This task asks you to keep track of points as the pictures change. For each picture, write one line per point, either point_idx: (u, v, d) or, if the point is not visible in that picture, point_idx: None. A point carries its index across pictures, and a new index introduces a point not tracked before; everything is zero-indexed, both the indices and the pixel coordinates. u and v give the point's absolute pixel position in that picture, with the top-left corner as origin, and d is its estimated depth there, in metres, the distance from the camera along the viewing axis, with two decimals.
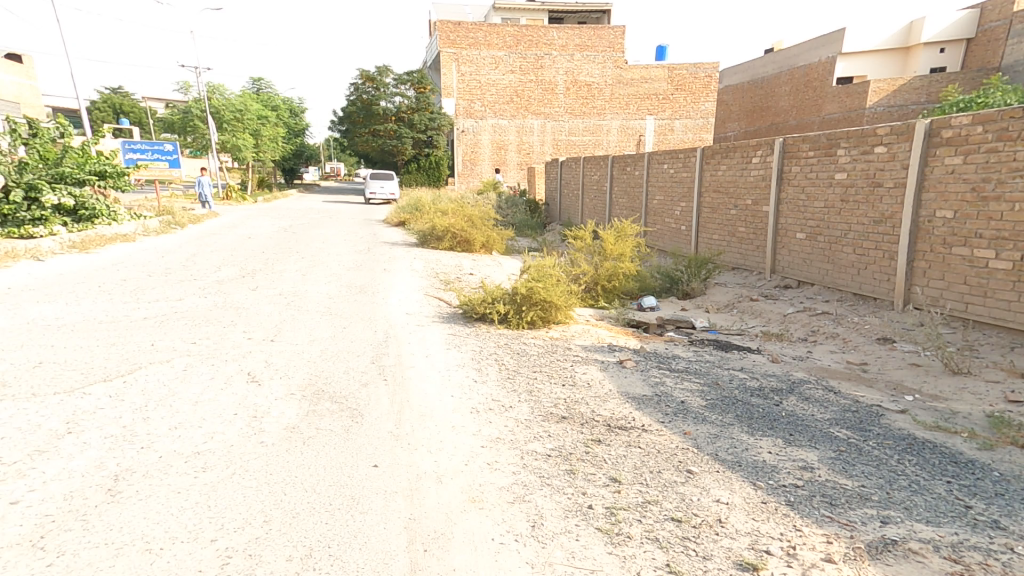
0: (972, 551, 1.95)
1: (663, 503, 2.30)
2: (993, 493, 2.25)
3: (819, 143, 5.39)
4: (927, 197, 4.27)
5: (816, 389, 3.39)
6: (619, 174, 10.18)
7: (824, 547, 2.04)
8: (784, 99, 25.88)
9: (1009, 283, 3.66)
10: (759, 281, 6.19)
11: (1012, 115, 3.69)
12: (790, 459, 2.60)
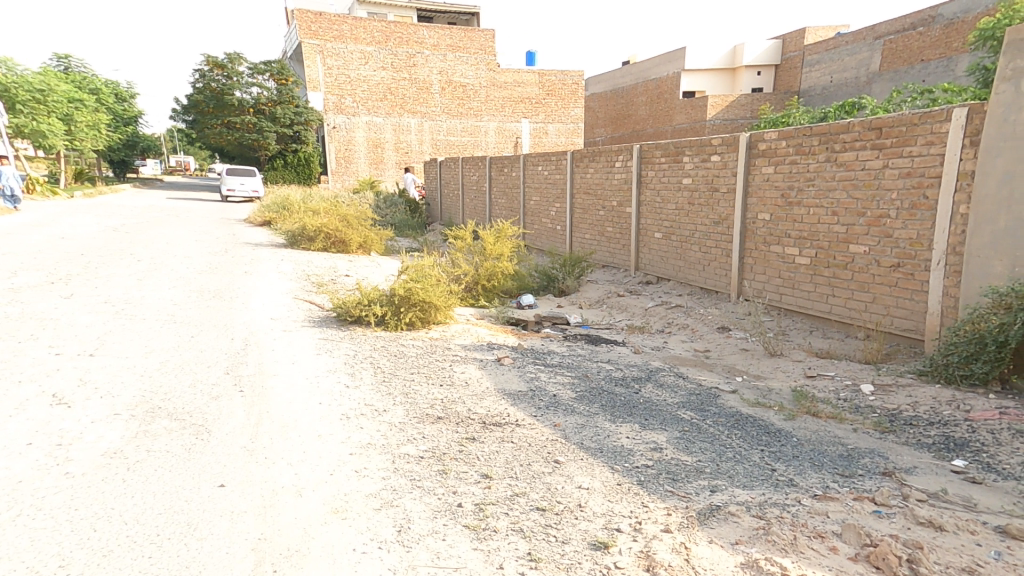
0: (773, 507, 2.35)
1: (530, 495, 2.39)
2: (792, 456, 2.73)
3: (668, 150, 5.97)
4: (751, 202, 4.96)
5: (669, 375, 3.75)
6: (497, 175, 10.50)
7: (664, 519, 2.26)
8: (643, 108, 28.88)
9: (809, 276, 4.43)
10: (625, 278, 6.67)
11: (804, 133, 4.41)
12: (644, 442, 2.86)
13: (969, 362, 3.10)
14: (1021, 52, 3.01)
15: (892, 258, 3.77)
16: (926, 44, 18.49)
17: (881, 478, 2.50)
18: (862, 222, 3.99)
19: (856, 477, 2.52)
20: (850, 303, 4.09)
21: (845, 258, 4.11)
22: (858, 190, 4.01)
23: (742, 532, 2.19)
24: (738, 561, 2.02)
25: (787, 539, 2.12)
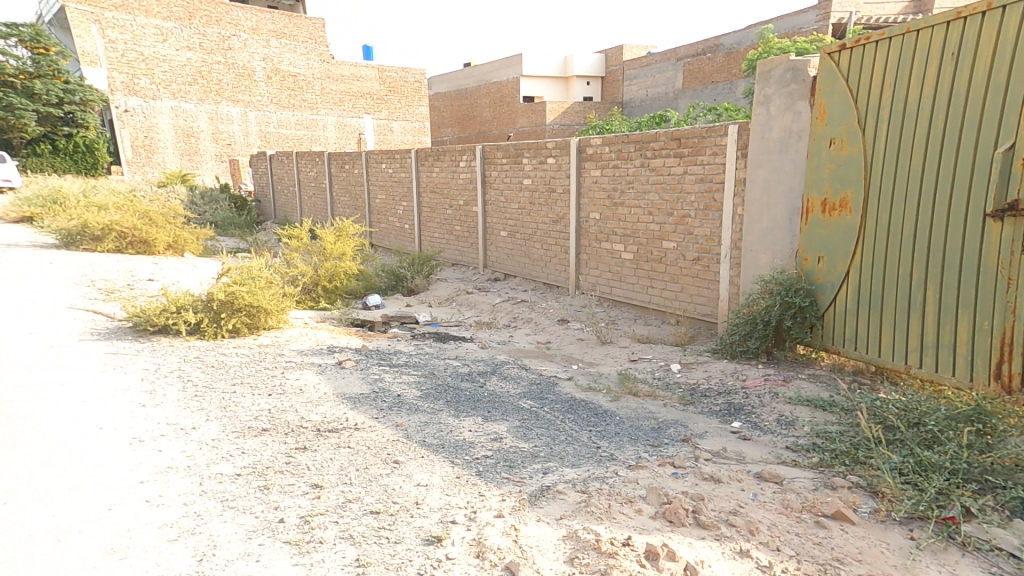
0: (595, 481, 2.60)
1: (364, 499, 2.31)
2: (614, 433, 3.08)
3: (509, 152, 6.30)
4: (584, 202, 5.47)
5: (513, 368, 3.98)
6: (337, 172, 10.40)
7: (498, 505, 2.36)
8: (489, 112, 30.84)
9: (632, 270, 5.06)
10: (474, 275, 6.99)
11: (620, 141, 5.02)
12: (485, 434, 2.97)
13: (746, 339, 3.82)
14: (766, 82, 3.72)
15: (694, 253, 4.49)
16: (715, 66, 22.46)
17: (680, 444, 2.98)
18: (670, 221, 4.65)
19: (662, 445, 2.96)
20: (664, 293, 4.79)
21: (660, 253, 4.77)
22: (666, 193, 4.65)
23: (566, 507, 2.38)
24: (561, 534, 2.19)
25: (603, 508, 2.36)
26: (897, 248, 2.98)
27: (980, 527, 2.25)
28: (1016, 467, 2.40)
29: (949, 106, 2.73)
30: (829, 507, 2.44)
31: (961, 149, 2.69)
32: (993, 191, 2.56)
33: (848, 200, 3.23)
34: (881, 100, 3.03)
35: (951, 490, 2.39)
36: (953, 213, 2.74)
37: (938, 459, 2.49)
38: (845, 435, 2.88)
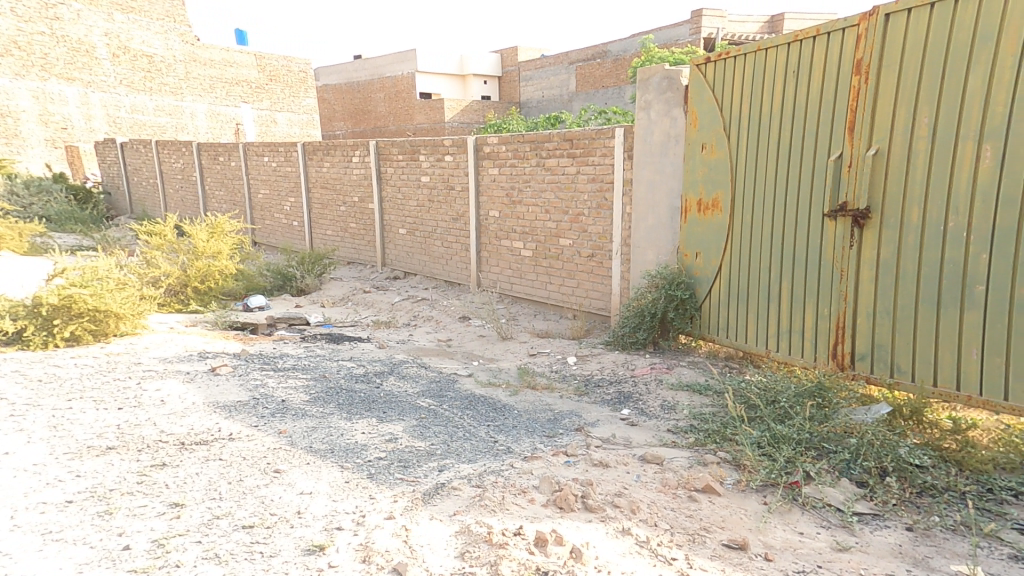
0: (490, 475, 2.66)
1: (235, 514, 2.16)
2: (512, 427, 3.19)
3: (406, 148, 6.53)
4: (483, 200, 5.79)
5: (412, 366, 4.00)
6: (211, 165, 10.18)
7: (389, 507, 2.32)
8: (381, 104, 29.76)
9: (532, 267, 5.48)
10: (373, 274, 7.26)
11: (509, 141, 5.42)
12: (380, 435, 2.92)
13: (635, 331, 4.25)
14: (645, 89, 4.20)
15: (589, 249, 4.94)
16: (604, 73, 24.81)
17: (574, 434, 3.17)
18: (566, 220, 5.07)
19: (557, 436, 3.13)
20: (562, 289, 5.24)
21: (556, 250, 5.18)
22: (562, 192, 5.05)
23: (460, 503, 2.41)
24: (453, 530, 2.21)
25: (497, 500, 2.43)
26: (758, 239, 3.64)
27: (817, 487, 2.80)
28: (843, 433, 2.98)
29: (790, 121, 3.38)
30: (703, 482, 2.85)
31: (802, 159, 3.34)
32: (827, 195, 3.22)
33: (719, 199, 3.81)
34: (739, 118, 3.67)
35: (797, 458, 2.92)
36: (798, 212, 3.39)
37: (788, 432, 3.01)
38: (717, 416, 3.30)
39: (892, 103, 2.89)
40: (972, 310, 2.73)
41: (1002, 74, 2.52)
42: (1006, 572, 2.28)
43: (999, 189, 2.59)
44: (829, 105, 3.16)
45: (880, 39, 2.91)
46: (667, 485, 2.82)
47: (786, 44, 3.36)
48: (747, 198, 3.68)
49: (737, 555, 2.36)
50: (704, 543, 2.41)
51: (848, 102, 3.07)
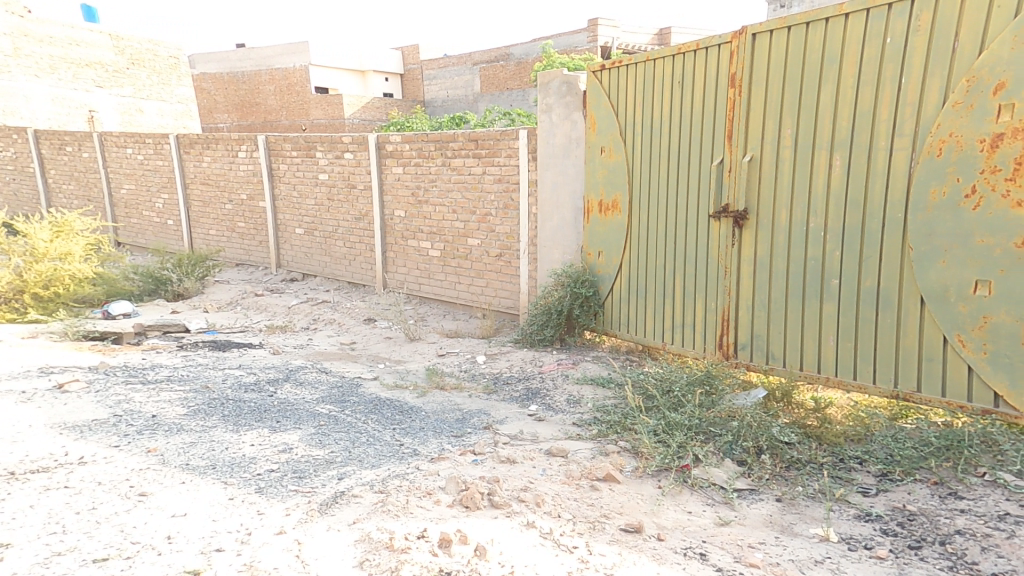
0: (394, 480, 2.61)
1: (86, 547, 1.93)
2: (420, 430, 3.17)
3: (301, 145, 6.60)
4: (387, 199, 5.94)
5: (311, 372, 3.95)
6: (53, 156, 9.46)
7: (280, 521, 2.20)
8: (273, 99, 26.19)
9: (442, 267, 5.66)
10: (266, 276, 7.28)
11: (404, 141, 5.69)
12: (272, 446, 2.78)
13: (543, 328, 4.50)
14: (546, 93, 4.50)
15: (497, 249, 5.19)
16: (507, 75, 24.04)
17: (482, 432, 3.22)
18: (474, 220, 5.30)
19: (465, 435, 3.15)
20: (471, 288, 5.46)
21: (465, 250, 5.38)
22: (470, 192, 5.26)
23: (360, 510, 2.34)
24: (352, 539, 2.14)
25: (400, 505, 2.40)
26: (653, 238, 3.95)
27: (703, 468, 3.04)
28: (727, 417, 3.28)
29: (679, 128, 3.72)
30: (603, 471, 2.98)
31: (689, 164, 3.69)
32: (712, 197, 3.56)
33: (617, 200, 4.14)
34: (634, 124, 3.99)
35: (688, 442, 3.15)
36: (688, 213, 3.72)
37: (679, 418, 3.25)
38: (618, 407, 3.53)
39: (762, 115, 3.31)
40: (829, 302, 3.21)
41: (845, 95, 3.04)
42: (850, 529, 2.62)
43: (846, 192, 3.11)
44: (710, 115, 3.53)
45: (749, 57, 3.32)
46: (571, 476, 2.93)
47: (670, 57, 3.71)
48: (644, 200, 3.99)
49: (633, 538, 2.50)
50: (603, 530, 2.52)
51: (726, 112, 3.45)
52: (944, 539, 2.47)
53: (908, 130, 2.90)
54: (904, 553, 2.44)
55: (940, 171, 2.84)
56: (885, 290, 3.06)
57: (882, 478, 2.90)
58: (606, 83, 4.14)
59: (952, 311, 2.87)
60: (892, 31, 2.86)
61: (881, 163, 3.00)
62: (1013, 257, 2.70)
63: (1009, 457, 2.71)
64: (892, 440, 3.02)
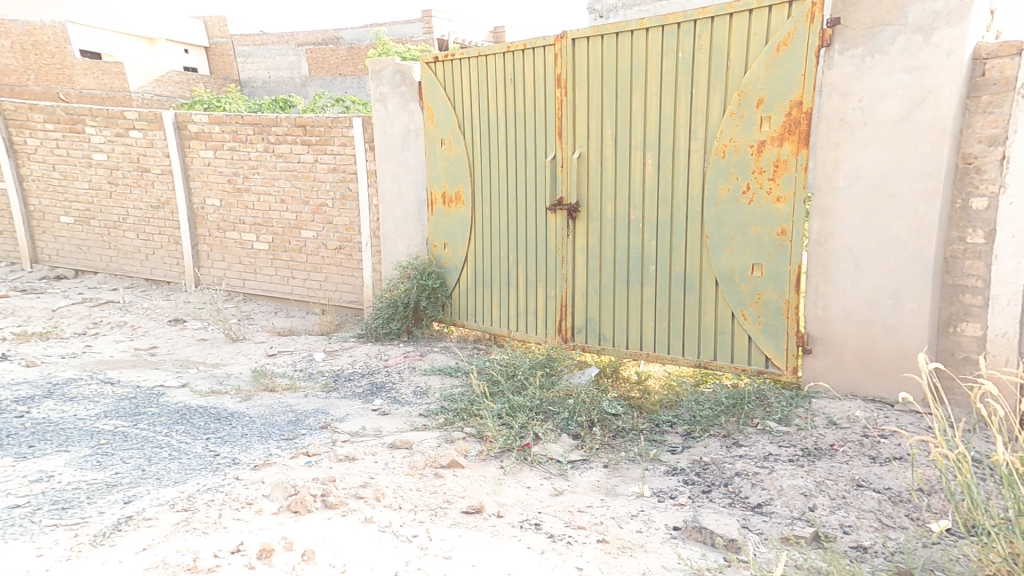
0: (204, 495, 2.38)
1: None
2: (242, 438, 2.95)
3: (63, 117, 6.08)
4: (197, 185, 5.69)
5: (88, 386, 3.55)
6: None
7: (34, 565, 1.87)
8: None
9: (271, 261, 5.52)
10: (14, 274, 6.49)
11: (186, 119, 5.57)
12: (22, 477, 2.41)
13: (389, 322, 4.51)
14: (379, 80, 4.47)
15: (336, 241, 5.09)
16: None
17: (318, 432, 3.13)
18: (307, 210, 5.17)
19: (298, 437, 3.01)
20: (307, 283, 5.35)
21: (299, 242, 5.28)
22: (300, 180, 5.14)
23: (153, 534, 2.09)
24: (143, 568, 1.90)
25: (209, 521, 2.21)
26: (497, 229, 4.12)
27: (542, 445, 3.25)
28: (565, 395, 3.53)
29: (515, 124, 3.90)
30: (447, 457, 3.04)
31: (526, 159, 3.89)
32: (548, 191, 3.79)
33: (460, 192, 4.25)
34: (475, 118, 4.10)
35: (529, 422, 3.35)
36: (529, 206, 3.93)
37: (522, 400, 3.45)
38: (465, 395, 3.63)
39: (586, 115, 3.60)
40: (646, 286, 3.64)
41: (652, 100, 3.43)
42: (660, 483, 3.00)
43: (658, 187, 3.52)
44: (542, 112, 3.76)
45: (571, 59, 3.59)
46: (414, 467, 2.94)
47: (501, 54, 3.87)
48: (488, 193, 4.13)
49: (474, 519, 2.57)
50: (443, 516, 2.55)
51: (556, 110, 3.69)
52: (727, 481, 2.95)
53: (701, 134, 3.38)
54: (698, 498, 2.86)
55: (725, 171, 3.38)
56: (689, 273, 3.53)
57: (687, 436, 3.36)
58: (441, 75, 4.20)
59: (738, 291, 3.43)
60: (682, 46, 3.30)
61: (683, 163, 3.45)
62: (776, 243, 3.33)
63: (773, 408, 3.33)
64: (695, 404, 3.50)
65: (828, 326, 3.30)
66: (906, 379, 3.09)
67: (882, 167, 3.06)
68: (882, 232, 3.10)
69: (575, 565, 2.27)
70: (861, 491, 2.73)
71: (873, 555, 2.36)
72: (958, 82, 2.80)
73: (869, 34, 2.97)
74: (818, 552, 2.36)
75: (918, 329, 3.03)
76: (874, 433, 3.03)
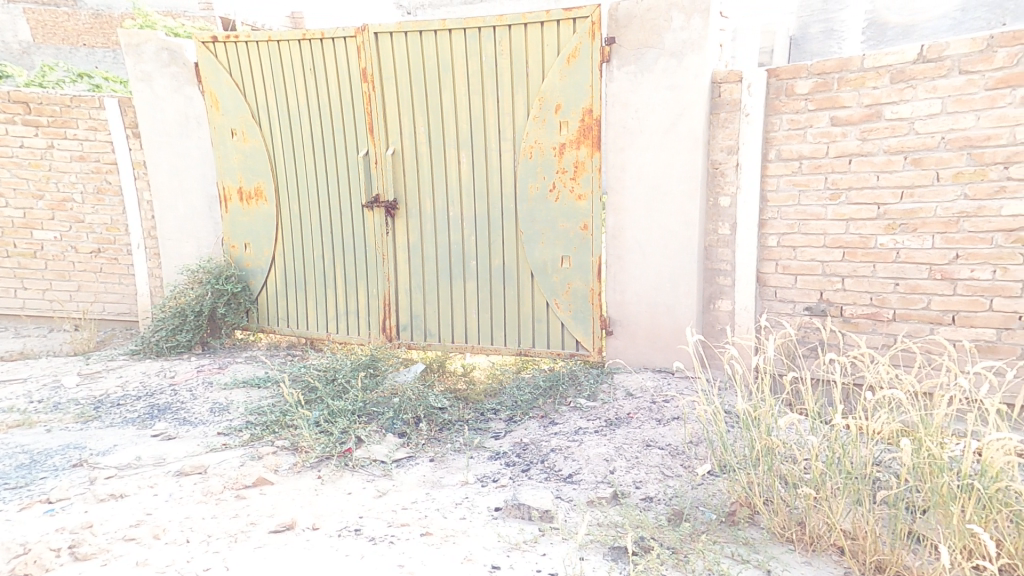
0: None
1: None
2: None
3: None
4: None
5: None
6: None
7: None
8: None
9: None
10: None
11: None
12: None
13: (177, 333, 4.09)
14: (140, 57, 3.96)
15: (93, 244, 4.48)
16: None
17: (68, 471, 2.67)
18: (43, 206, 4.48)
19: (33, 482, 2.53)
20: (47, 295, 4.62)
21: (34, 245, 4.53)
22: (28, 171, 4.43)
23: None
24: None
25: None
26: (310, 227, 3.95)
27: (365, 448, 3.15)
28: (390, 395, 3.51)
29: (321, 118, 3.75)
30: (252, 477, 2.79)
31: (338, 154, 3.77)
32: (363, 187, 3.71)
33: (260, 188, 4.00)
34: (275, 108, 3.86)
35: (351, 427, 3.24)
36: (345, 203, 3.81)
37: (343, 405, 3.33)
38: (275, 406, 3.38)
39: (396, 111, 3.61)
40: (467, 281, 3.79)
41: (460, 101, 3.56)
42: (484, 468, 3.12)
43: (473, 185, 3.68)
44: (350, 106, 3.67)
45: (376, 53, 3.54)
46: (208, 493, 2.63)
47: (296, 42, 3.68)
48: (296, 189, 3.93)
49: (281, 537, 2.37)
50: (244, 540, 2.32)
51: (365, 105, 3.62)
52: (543, 457, 3.19)
53: (510, 135, 3.60)
54: (518, 477, 3.03)
55: (534, 170, 3.63)
56: (507, 267, 3.75)
57: (509, 421, 3.55)
58: (226, 59, 3.88)
59: (550, 282, 3.73)
60: (484, 50, 3.46)
61: (495, 161, 3.64)
62: (580, 237, 3.68)
63: (583, 386, 3.70)
64: (517, 390, 3.73)
65: (625, 310, 3.75)
66: (678, 350, 3.66)
67: (656, 169, 3.54)
68: (659, 225, 3.59)
69: (395, 562, 2.23)
70: (649, 450, 3.18)
71: (658, 502, 2.78)
72: (702, 101, 3.36)
73: (637, 54, 3.43)
74: (616, 509, 2.68)
75: (689, 308, 3.59)
76: (659, 399, 3.54)
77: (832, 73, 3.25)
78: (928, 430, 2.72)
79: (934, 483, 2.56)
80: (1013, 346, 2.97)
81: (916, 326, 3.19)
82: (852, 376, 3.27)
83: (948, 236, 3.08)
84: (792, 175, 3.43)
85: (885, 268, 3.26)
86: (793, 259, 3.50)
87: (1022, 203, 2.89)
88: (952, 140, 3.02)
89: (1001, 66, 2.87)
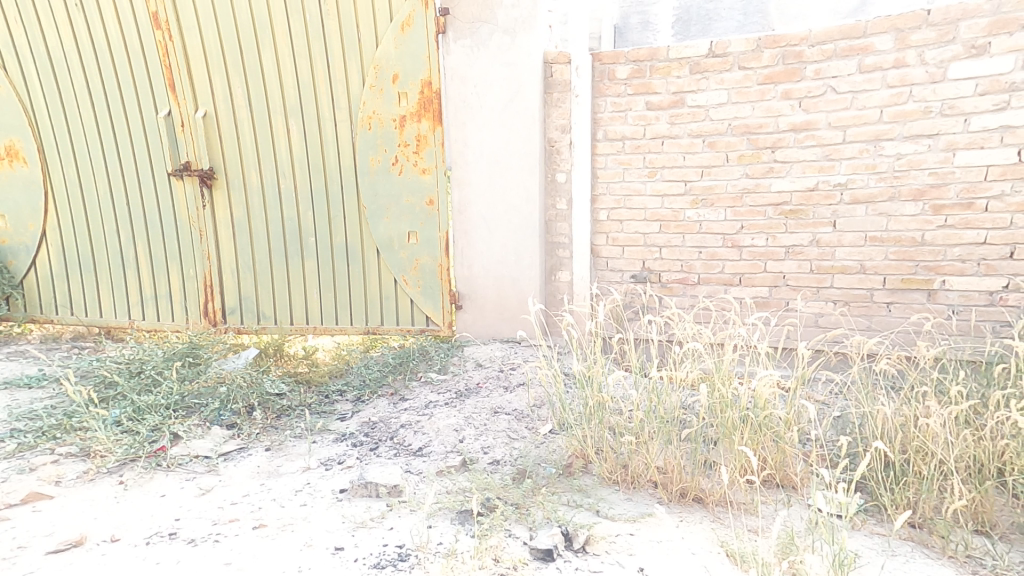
0: None
1: None
2: None
3: None
4: None
5: None
6: None
7: None
8: None
9: None
10: None
11: None
12: None
13: None
14: None
15: None
16: None
17: None
18: None
19: None
20: None
21: None
22: None
23: None
24: None
25: None
26: (101, 197, 3.71)
27: (184, 444, 2.83)
28: (216, 384, 3.24)
29: (101, 71, 3.51)
30: (21, 493, 2.35)
31: (132, 115, 3.56)
32: (169, 154, 3.54)
33: (13, 146, 3.71)
34: (24, 53, 3.57)
35: (163, 423, 2.89)
36: (146, 169, 3.63)
37: (152, 400, 2.98)
38: (57, 409, 2.92)
39: (206, 71, 3.45)
40: (305, 259, 3.74)
41: (283, 62, 3.43)
42: (328, 451, 2.96)
43: (305, 156, 3.59)
44: (145, 59, 3.45)
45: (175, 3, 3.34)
46: None
47: None
48: (70, 152, 3.68)
49: (65, 557, 2.01)
50: (8, 570, 1.93)
51: (161, 57, 3.42)
52: (392, 434, 3.11)
53: (344, 104, 3.50)
54: (365, 456, 2.91)
55: (373, 142, 3.56)
56: (351, 244, 3.72)
57: (357, 402, 3.45)
58: None
59: (397, 258, 3.73)
60: (307, 8, 3.34)
61: (330, 131, 3.54)
62: (425, 212, 3.69)
63: (434, 360, 3.75)
64: (364, 369, 3.66)
65: (472, 284, 3.84)
66: (523, 320, 3.86)
67: (498, 144, 3.62)
68: (504, 201, 3.69)
69: (221, 561, 2.03)
70: (496, 416, 3.30)
71: (503, 464, 2.89)
72: (536, 79, 3.49)
73: (472, 28, 3.45)
74: (464, 476, 2.70)
75: (531, 280, 3.78)
76: (506, 366, 3.71)
77: (645, 61, 3.59)
78: (721, 374, 3.09)
79: (724, 417, 2.92)
80: (779, 300, 3.60)
81: (714, 288, 3.73)
82: (665, 334, 3.71)
83: (736, 210, 3.61)
84: (617, 154, 3.76)
85: (691, 238, 3.73)
86: (620, 232, 3.85)
87: (784, 181, 3.48)
88: (736, 126, 3.52)
89: (767, 64, 3.41)
